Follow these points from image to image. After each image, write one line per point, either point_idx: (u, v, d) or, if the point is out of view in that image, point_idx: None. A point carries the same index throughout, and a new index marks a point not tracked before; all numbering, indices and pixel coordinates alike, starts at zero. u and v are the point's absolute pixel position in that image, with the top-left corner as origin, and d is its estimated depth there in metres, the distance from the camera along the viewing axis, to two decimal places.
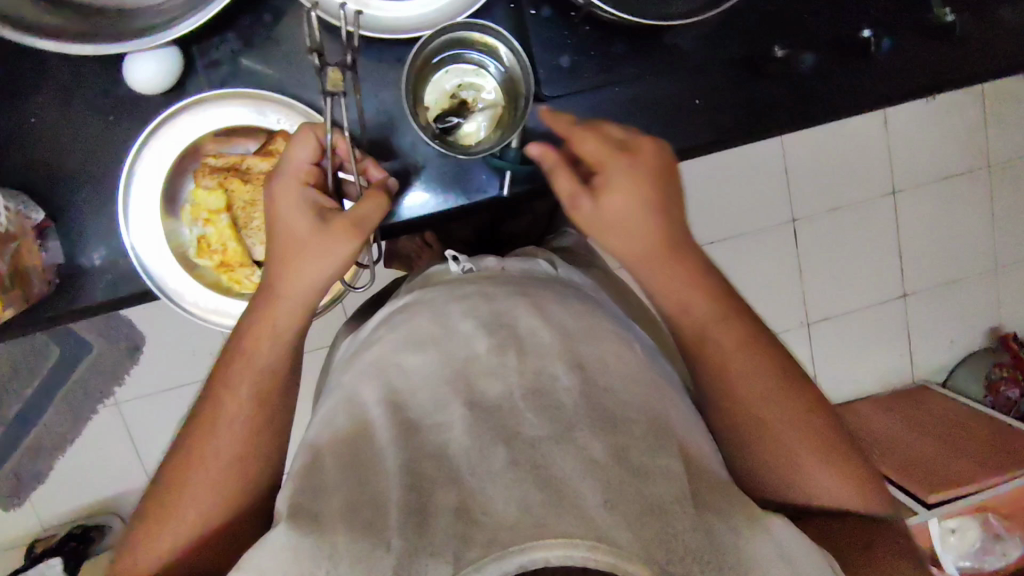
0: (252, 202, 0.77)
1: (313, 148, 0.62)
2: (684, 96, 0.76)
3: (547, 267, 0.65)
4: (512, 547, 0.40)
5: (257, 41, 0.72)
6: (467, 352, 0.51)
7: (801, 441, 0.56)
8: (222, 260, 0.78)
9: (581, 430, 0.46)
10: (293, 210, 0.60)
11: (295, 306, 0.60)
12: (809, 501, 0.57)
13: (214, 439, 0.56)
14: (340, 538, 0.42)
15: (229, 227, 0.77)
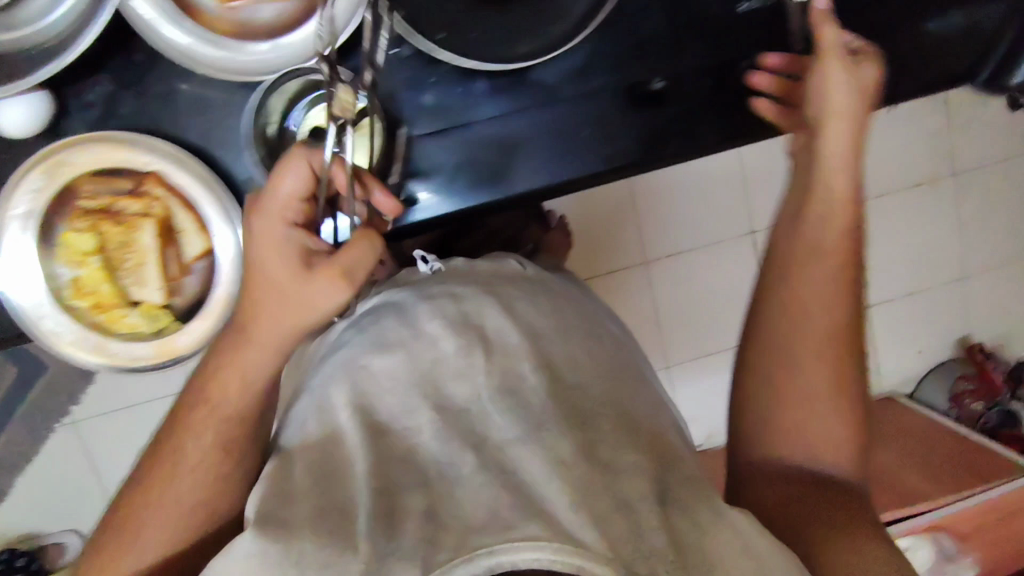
0: (126, 243, 0.76)
1: (307, 181, 0.57)
2: (574, 124, 0.77)
3: (515, 265, 0.73)
4: (480, 550, 0.42)
5: (133, 78, 0.71)
6: (435, 353, 0.55)
7: (813, 376, 0.66)
8: (96, 302, 0.77)
9: (548, 430, 0.51)
10: (271, 248, 0.55)
11: (267, 351, 0.56)
12: (796, 435, 0.67)
13: (183, 462, 0.57)
14: (309, 543, 0.45)
15: (101, 268, 0.76)
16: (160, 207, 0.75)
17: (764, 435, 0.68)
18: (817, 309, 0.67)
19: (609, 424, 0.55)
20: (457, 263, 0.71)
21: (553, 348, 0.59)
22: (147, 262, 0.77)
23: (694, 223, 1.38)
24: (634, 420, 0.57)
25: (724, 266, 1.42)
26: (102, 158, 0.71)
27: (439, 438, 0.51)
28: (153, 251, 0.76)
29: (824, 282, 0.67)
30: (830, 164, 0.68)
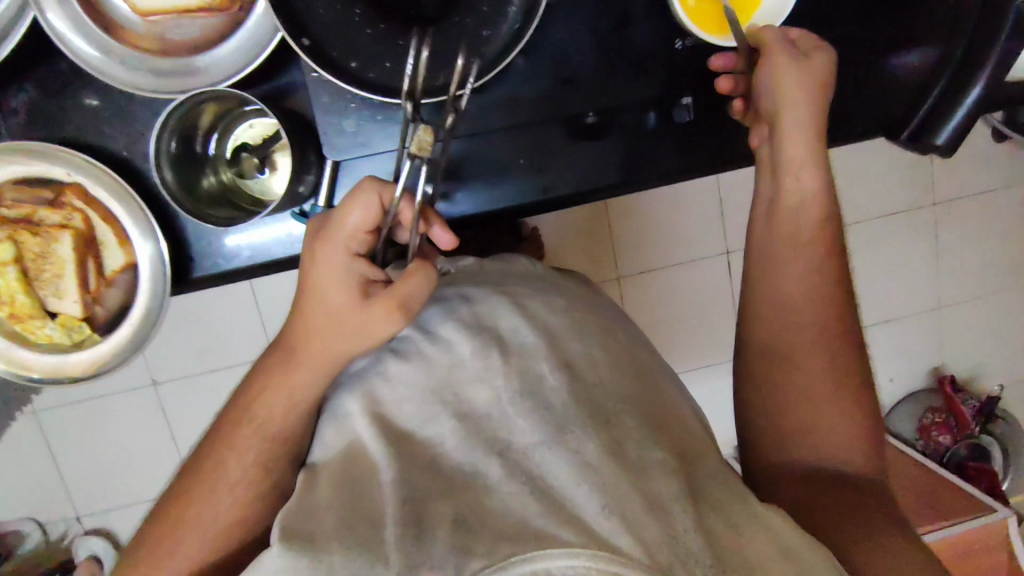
0: (42, 255, 0.74)
1: (371, 217, 0.56)
2: (510, 158, 0.73)
3: (525, 264, 0.71)
4: (513, 557, 0.41)
5: (54, 86, 0.71)
6: (451, 358, 0.53)
7: (822, 377, 0.66)
8: (12, 311, 0.76)
9: (572, 431, 0.49)
10: (334, 276, 0.56)
11: (314, 372, 0.58)
12: (816, 436, 0.65)
13: (219, 474, 0.58)
14: (338, 556, 0.43)
15: (18, 279, 0.75)
16: (78, 218, 0.73)
17: (773, 438, 0.67)
18: (805, 309, 0.68)
19: (634, 422, 0.52)
20: (467, 262, 0.70)
21: (571, 346, 0.56)
22: (66, 273, 0.74)
23: (673, 240, 1.20)
24: (659, 418, 0.55)
25: (699, 287, 1.23)
26: (17, 169, 0.71)
27: (464, 445, 0.48)
28: (71, 263, 0.74)
29: (806, 282, 0.68)
30: (791, 161, 0.68)
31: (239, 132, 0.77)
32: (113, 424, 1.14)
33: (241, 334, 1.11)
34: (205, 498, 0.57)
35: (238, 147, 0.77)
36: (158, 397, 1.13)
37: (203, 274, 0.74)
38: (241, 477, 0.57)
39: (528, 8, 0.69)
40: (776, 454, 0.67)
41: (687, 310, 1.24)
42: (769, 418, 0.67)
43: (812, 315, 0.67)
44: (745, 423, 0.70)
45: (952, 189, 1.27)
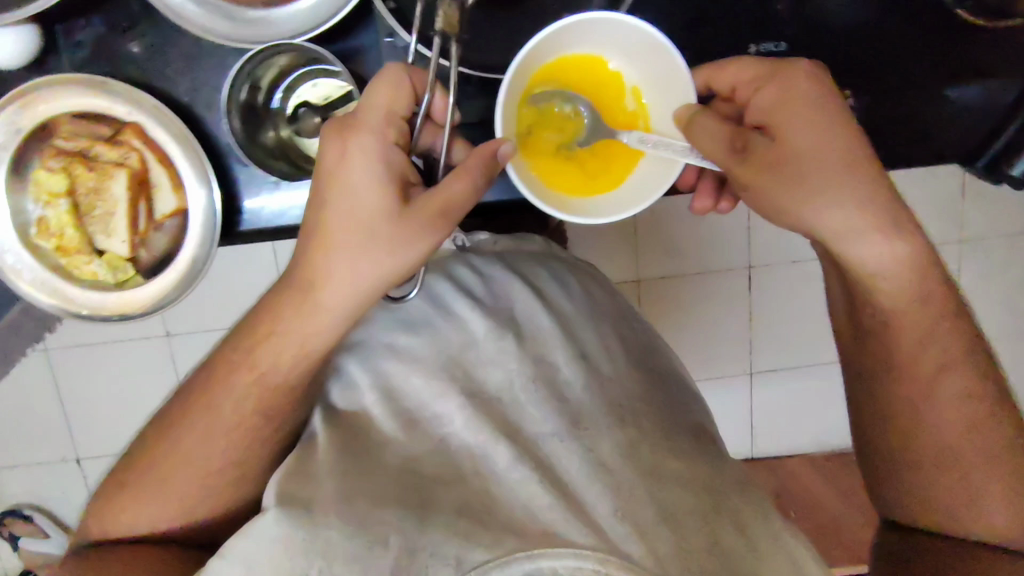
0: (96, 190, 0.63)
1: (402, 101, 0.47)
2: None
3: (544, 242, 0.65)
4: (518, 553, 0.38)
5: (125, 24, 0.57)
6: (463, 336, 0.50)
7: (963, 437, 0.50)
8: (60, 246, 0.64)
9: (587, 426, 0.45)
10: (365, 182, 0.45)
11: (339, 310, 0.47)
12: (959, 510, 0.50)
13: (185, 448, 0.50)
14: (336, 531, 0.38)
15: (69, 212, 0.63)
16: (139, 156, 0.62)
17: (904, 504, 0.53)
18: (926, 361, 0.50)
19: (650, 424, 0.47)
20: (483, 240, 0.62)
21: (588, 336, 0.53)
22: (116, 211, 0.63)
23: (696, 247, 0.99)
24: (672, 418, 0.50)
25: (718, 303, 1.03)
26: (79, 99, 0.59)
27: (470, 426, 0.45)
28: (124, 204, 0.62)
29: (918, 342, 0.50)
30: (843, 231, 0.45)
31: (303, 90, 0.63)
32: (113, 367, 1.01)
33: (222, 297, 0.97)
34: (180, 456, 0.50)
35: (298, 105, 0.63)
36: (170, 347, 1.00)
37: (251, 227, 0.63)
38: (209, 452, 0.50)
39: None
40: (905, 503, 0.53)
41: (708, 328, 1.04)
42: (890, 467, 0.53)
43: (948, 378, 0.50)
44: (866, 472, 0.56)
45: (987, 226, 0.98)
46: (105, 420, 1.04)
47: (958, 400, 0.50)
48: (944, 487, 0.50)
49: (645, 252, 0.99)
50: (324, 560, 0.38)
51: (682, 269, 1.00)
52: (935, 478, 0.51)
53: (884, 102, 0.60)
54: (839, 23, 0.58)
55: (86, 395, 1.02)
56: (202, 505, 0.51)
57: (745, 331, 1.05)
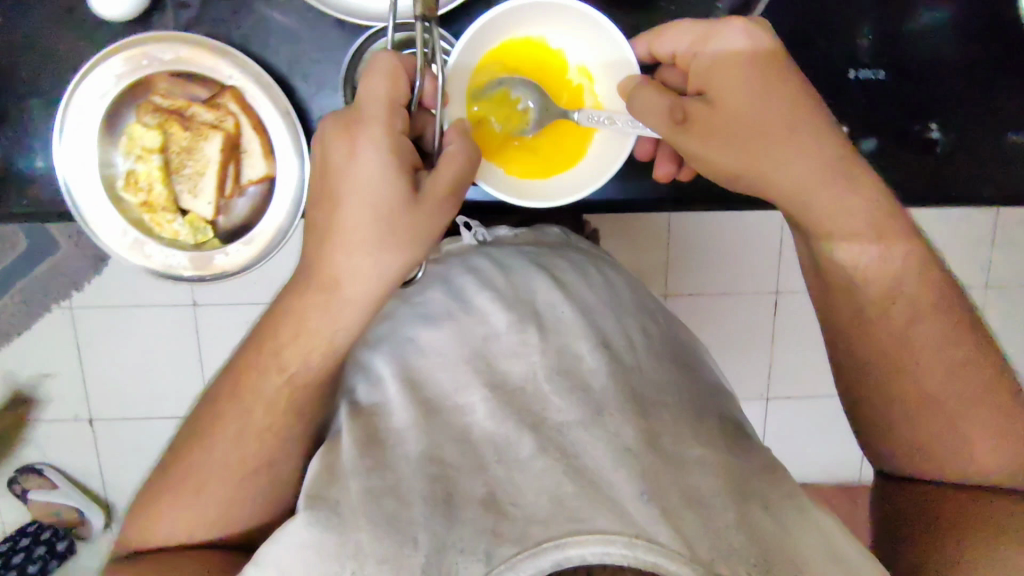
0: (187, 149, 0.70)
1: (402, 88, 0.48)
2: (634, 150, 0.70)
3: (559, 233, 0.68)
4: (547, 544, 0.36)
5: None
6: (485, 329, 0.51)
7: (945, 381, 0.53)
8: (146, 199, 0.72)
9: (612, 414, 0.45)
10: (377, 171, 0.46)
11: (363, 310, 0.48)
12: (953, 450, 0.53)
13: (213, 448, 0.51)
14: (364, 534, 0.39)
15: (159, 168, 0.71)
16: (232, 122, 0.69)
17: (900, 450, 0.55)
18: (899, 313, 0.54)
19: (673, 414, 0.47)
20: (502, 233, 0.66)
21: (609, 325, 0.53)
22: (205, 172, 0.70)
23: (724, 268, 1.04)
24: (696, 403, 0.50)
25: (745, 320, 1.07)
26: (180, 60, 0.67)
27: (494, 416, 0.45)
28: (215, 165, 0.70)
29: (883, 292, 0.54)
30: (791, 182, 0.52)
31: None
32: (138, 339, 1.02)
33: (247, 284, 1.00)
34: (209, 442, 0.51)
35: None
36: (195, 321, 1.02)
37: None
38: (237, 453, 0.51)
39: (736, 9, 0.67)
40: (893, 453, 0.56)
41: (732, 343, 1.08)
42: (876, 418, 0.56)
43: (924, 326, 0.53)
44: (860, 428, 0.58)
45: (1008, 271, 1.09)
46: (130, 400, 1.06)
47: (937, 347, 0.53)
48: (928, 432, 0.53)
49: (672, 270, 1.03)
50: (355, 562, 0.38)
51: (707, 289, 1.05)
52: (918, 425, 0.54)
53: (965, 134, 0.71)
54: (927, 58, 0.69)
55: (110, 370, 1.04)
56: (226, 504, 0.51)
57: (768, 341, 1.09)
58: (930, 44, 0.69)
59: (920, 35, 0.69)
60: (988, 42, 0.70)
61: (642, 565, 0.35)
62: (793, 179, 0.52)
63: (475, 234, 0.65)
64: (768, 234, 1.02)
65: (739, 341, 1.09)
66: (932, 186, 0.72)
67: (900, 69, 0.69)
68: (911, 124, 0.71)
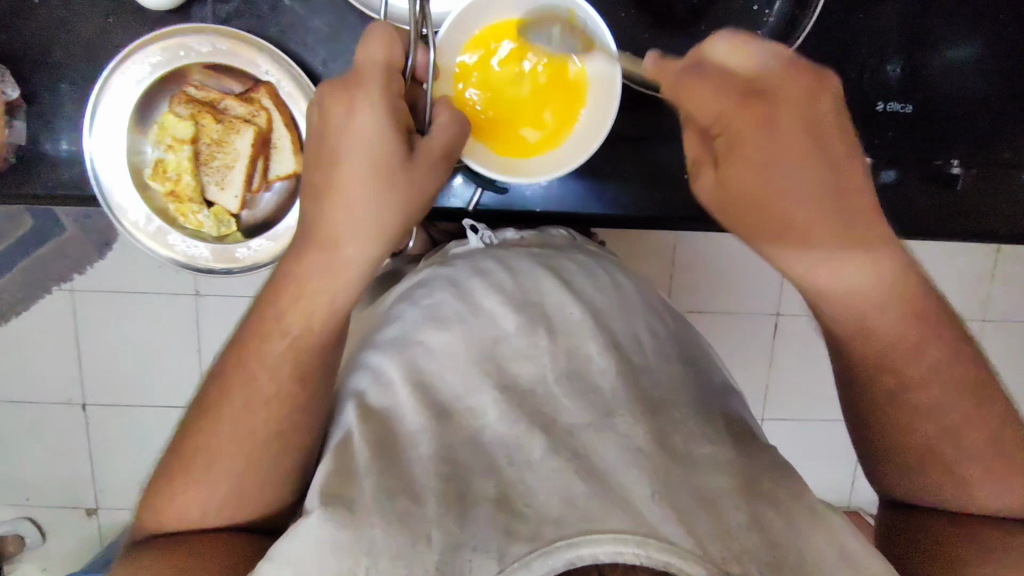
0: (218, 141, 0.74)
1: (398, 51, 0.50)
2: (651, 167, 0.73)
3: (565, 234, 0.68)
4: (559, 543, 0.37)
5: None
6: (495, 332, 0.51)
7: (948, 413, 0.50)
8: (172, 188, 0.75)
9: (622, 415, 0.45)
10: (371, 130, 0.49)
11: None
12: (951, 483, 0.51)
13: (207, 452, 0.50)
14: (378, 531, 0.39)
15: (189, 159, 0.75)
16: (264, 116, 0.73)
17: (899, 480, 0.53)
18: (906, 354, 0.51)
19: (683, 414, 0.47)
20: (509, 236, 0.67)
21: (619, 327, 0.53)
22: (234, 164, 0.75)
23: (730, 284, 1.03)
24: (704, 403, 0.50)
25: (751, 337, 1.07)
26: (215, 55, 0.71)
27: (506, 417, 0.45)
28: (245, 159, 0.74)
29: (884, 315, 0.50)
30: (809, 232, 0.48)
31: None
32: (140, 329, 1.02)
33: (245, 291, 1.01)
34: (208, 436, 0.51)
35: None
36: (196, 310, 1.01)
37: None
38: (234, 449, 0.50)
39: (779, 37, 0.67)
40: (897, 482, 0.53)
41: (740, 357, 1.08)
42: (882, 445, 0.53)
43: (927, 355, 0.51)
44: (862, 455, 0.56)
45: None
46: (127, 390, 1.05)
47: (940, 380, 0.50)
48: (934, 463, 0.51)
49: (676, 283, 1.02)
50: (369, 559, 0.39)
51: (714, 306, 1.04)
52: (924, 454, 0.51)
53: (984, 173, 0.75)
54: (957, 96, 0.73)
55: (110, 356, 1.03)
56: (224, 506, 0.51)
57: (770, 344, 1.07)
58: (957, 81, 0.73)
59: (947, 73, 0.73)
60: (1013, 90, 0.73)
61: (654, 563, 0.37)
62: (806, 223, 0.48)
63: (481, 236, 0.66)
64: None
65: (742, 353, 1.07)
66: (939, 219, 0.75)
67: (928, 104, 0.73)
68: (933, 159, 0.74)
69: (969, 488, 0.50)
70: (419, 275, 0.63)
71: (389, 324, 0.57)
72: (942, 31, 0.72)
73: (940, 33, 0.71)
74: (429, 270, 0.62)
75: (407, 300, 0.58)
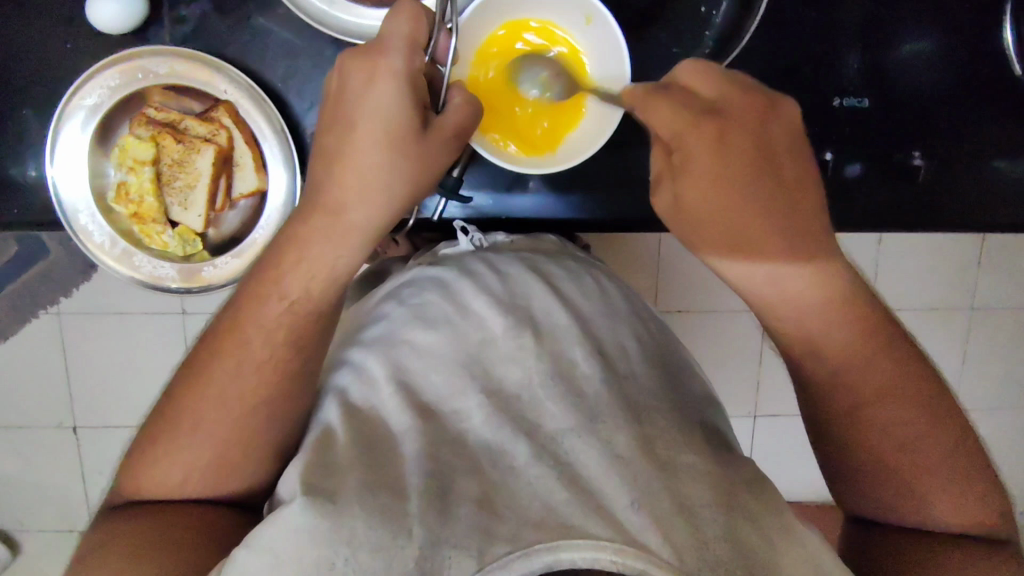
0: (178, 162, 0.72)
1: (421, 31, 0.50)
2: (629, 173, 0.73)
3: (555, 241, 0.69)
4: (538, 545, 0.38)
5: (230, 7, 0.70)
6: (482, 333, 0.52)
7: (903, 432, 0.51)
8: (137, 211, 0.74)
9: (604, 421, 0.46)
10: (389, 99, 0.48)
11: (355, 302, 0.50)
12: (908, 506, 0.51)
13: (186, 447, 0.50)
14: (359, 522, 0.39)
15: (150, 180, 0.73)
16: (224, 135, 0.71)
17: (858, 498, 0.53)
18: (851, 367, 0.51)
19: (666, 420, 0.48)
20: (499, 239, 0.67)
21: (605, 335, 0.54)
22: (196, 183, 0.73)
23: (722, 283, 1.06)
24: (689, 414, 0.51)
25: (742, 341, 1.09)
26: (177, 76, 0.70)
27: (489, 419, 0.46)
28: (206, 178, 0.72)
29: (834, 328, 0.51)
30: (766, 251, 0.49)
31: None
32: (124, 346, 1.02)
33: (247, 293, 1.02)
34: (185, 429, 0.50)
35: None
36: (183, 331, 1.01)
37: None
38: (213, 450, 0.50)
39: (727, 37, 0.70)
40: (858, 498, 0.54)
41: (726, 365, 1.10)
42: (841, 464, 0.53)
43: (888, 374, 0.51)
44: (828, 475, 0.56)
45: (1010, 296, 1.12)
46: (112, 404, 1.05)
47: (894, 398, 0.51)
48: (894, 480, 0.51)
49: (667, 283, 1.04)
50: (348, 548, 0.38)
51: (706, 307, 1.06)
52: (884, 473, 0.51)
53: (946, 164, 0.76)
54: (913, 89, 0.74)
55: (92, 371, 1.03)
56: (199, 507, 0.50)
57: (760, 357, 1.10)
58: (912, 75, 0.74)
59: (904, 65, 0.73)
60: (966, 81, 0.75)
61: (627, 569, 0.37)
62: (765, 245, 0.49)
63: (471, 239, 0.66)
64: None
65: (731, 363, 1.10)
66: (906, 210, 0.75)
67: (884, 98, 0.74)
68: (894, 153, 0.75)
69: (930, 505, 0.51)
70: (408, 274, 0.63)
71: (374, 323, 0.57)
72: (894, 29, 0.72)
73: (893, 31, 0.72)
74: (419, 269, 0.62)
75: (393, 299, 0.58)
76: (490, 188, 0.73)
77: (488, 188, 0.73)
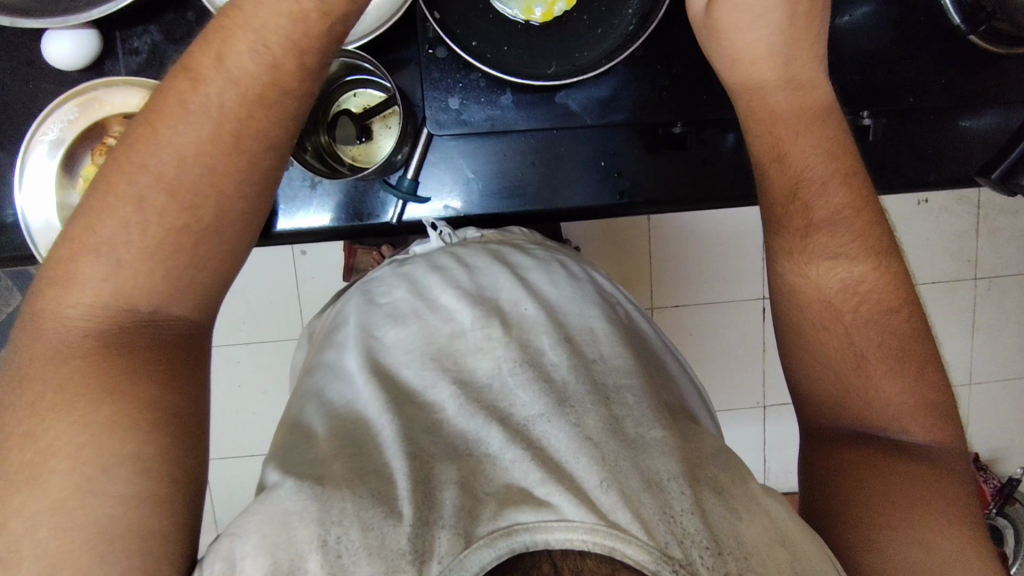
0: None
1: None
2: (591, 158, 0.74)
3: (521, 232, 0.71)
4: (518, 525, 0.38)
5: (179, 34, 0.70)
6: (451, 327, 0.53)
7: (859, 315, 0.50)
8: None
9: (573, 403, 0.47)
10: None
11: None
12: (869, 396, 0.48)
13: None
14: (349, 502, 0.39)
15: None
16: None
17: (829, 398, 0.50)
18: (866, 327, 0.49)
19: (635, 397, 0.50)
20: (469, 234, 0.69)
21: (574, 322, 0.56)
22: None
23: (707, 278, 1.17)
24: (659, 392, 0.53)
25: (730, 330, 1.20)
26: (129, 102, 0.70)
27: (463, 410, 0.47)
28: None
29: (840, 270, 0.50)
30: (826, 210, 0.51)
31: (343, 98, 0.74)
32: None
33: (279, 308, 1.11)
34: None
35: (340, 112, 0.74)
36: None
37: (284, 230, 0.72)
38: None
39: (645, 13, 0.68)
40: (813, 410, 0.51)
41: (716, 353, 1.21)
42: (808, 373, 0.51)
43: (867, 318, 0.49)
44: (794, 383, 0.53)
45: (977, 259, 1.20)
46: None
47: (878, 338, 0.49)
48: (860, 397, 0.49)
49: (659, 278, 1.16)
50: (340, 528, 0.38)
51: (693, 301, 1.18)
52: (851, 379, 0.49)
53: (893, 123, 0.75)
54: (878, 50, 0.73)
55: None
56: None
57: (758, 337, 1.21)
58: (873, 38, 0.72)
59: (864, 31, 0.72)
60: (933, 36, 0.72)
61: (599, 549, 0.37)
62: (828, 209, 0.51)
63: (442, 235, 0.68)
64: (751, 228, 1.15)
65: (721, 345, 1.21)
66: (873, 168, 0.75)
67: (835, 66, 0.73)
68: (845, 115, 0.74)
69: (875, 393, 0.48)
70: (378, 273, 0.64)
71: (349, 321, 0.58)
72: None
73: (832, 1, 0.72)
74: (389, 267, 0.64)
75: (366, 296, 0.60)
76: (453, 185, 0.73)
77: (448, 184, 0.73)
